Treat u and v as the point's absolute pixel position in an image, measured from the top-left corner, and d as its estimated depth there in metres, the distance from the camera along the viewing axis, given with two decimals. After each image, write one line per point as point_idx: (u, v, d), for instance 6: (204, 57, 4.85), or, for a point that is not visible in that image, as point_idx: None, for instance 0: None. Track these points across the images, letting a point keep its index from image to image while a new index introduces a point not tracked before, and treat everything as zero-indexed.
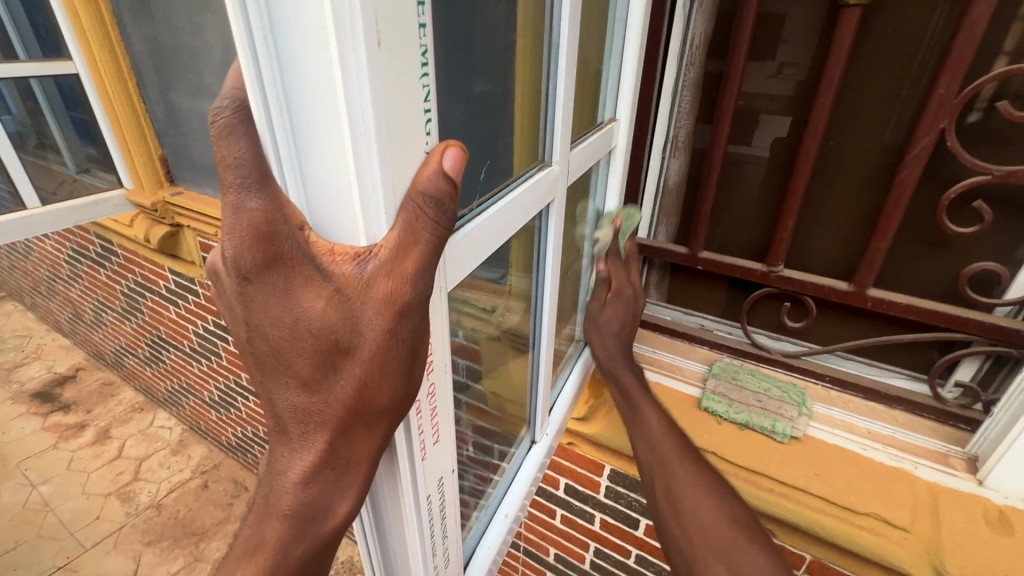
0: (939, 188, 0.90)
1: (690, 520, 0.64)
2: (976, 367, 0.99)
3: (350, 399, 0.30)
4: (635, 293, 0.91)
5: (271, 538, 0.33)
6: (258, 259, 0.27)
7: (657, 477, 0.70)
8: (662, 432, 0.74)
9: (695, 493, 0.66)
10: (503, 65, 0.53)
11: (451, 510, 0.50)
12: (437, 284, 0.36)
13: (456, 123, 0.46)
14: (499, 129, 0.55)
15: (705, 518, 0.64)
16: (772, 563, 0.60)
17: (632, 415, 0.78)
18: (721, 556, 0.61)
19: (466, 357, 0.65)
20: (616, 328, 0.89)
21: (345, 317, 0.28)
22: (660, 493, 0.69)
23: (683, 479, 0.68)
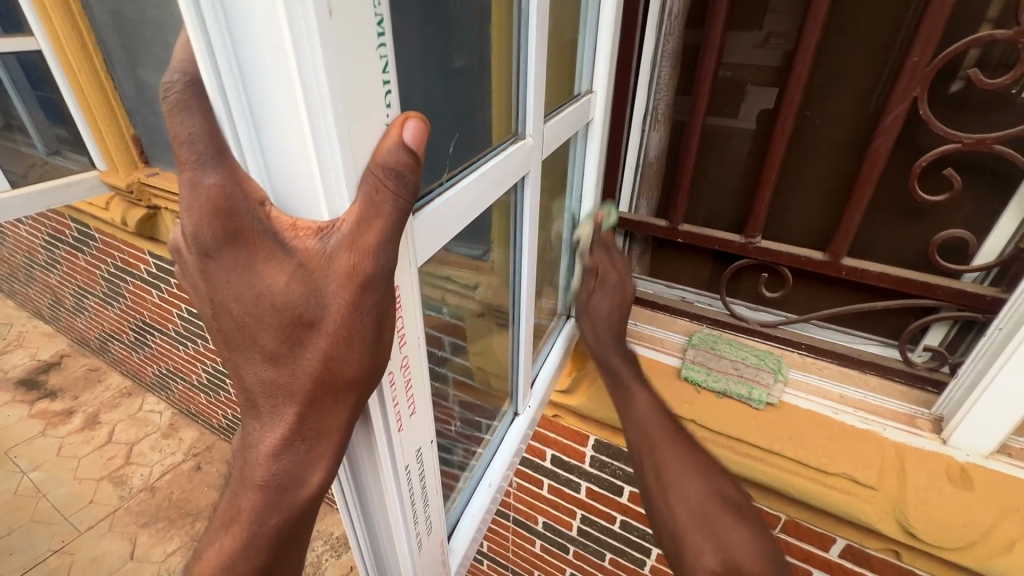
0: (913, 157, 0.92)
1: (678, 498, 0.66)
2: (944, 332, 1.03)
3: (317, 371, 0.30)
4: (621, 278, 0.92)
5: (245, 509, 0.33)
6: (217, 234, 0.27)
7: (644, 458, 0.70)
8: (648, 407, 0.75)
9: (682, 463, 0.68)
10: (477, 33, 0.53)
11: (432, 479, 0.51)
12: (404, 255, 0.36)
13: (429, 96, 0.46)
14: (475, 102, 0.55)
15: (693, 495, 0.66)
16: (755, 542, 0.63)
17: (621, 399, 0.78)
18: (709, 536, 0.63)
19: (450, 332, 0.68)
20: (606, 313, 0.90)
21: (309, 290, 0.29)
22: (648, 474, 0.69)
23: (673, 458, 0.68)
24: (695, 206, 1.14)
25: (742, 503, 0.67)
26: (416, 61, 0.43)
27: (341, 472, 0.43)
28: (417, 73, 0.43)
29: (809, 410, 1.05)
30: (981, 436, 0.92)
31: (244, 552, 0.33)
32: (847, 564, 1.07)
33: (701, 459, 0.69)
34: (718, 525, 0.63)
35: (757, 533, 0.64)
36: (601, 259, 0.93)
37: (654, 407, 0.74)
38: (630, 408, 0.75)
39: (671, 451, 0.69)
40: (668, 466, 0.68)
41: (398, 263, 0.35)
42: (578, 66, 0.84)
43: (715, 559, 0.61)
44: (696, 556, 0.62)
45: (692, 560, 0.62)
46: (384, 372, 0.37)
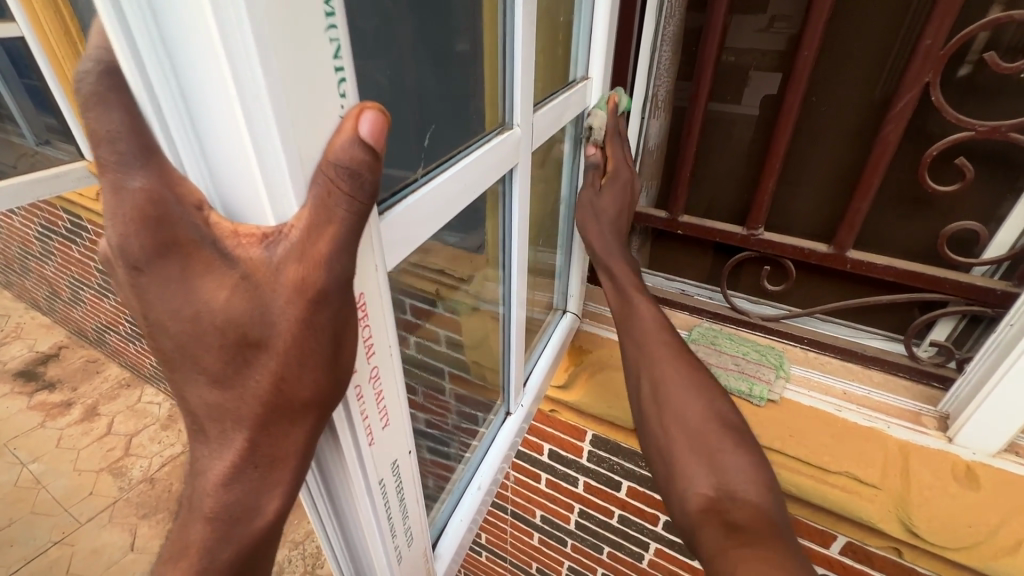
0: (923, 146, 0.88)
1: (674, 419, 0.61)
2: (951, 327, 1.00)
3: (268, 394, 0.27)
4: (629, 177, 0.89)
5: (194, 543, 0.30)
6: (148, 244, 0.24)
7: (644, 374, 0.67)
8: (653, 322, 0.71)
9: (684, 384, 0.64)
10: (471, 15, 0.51)
11: (412, 490, 0.48)
12: (366, 261, 0.32)
13: (423, 83, 0.47)
14: (461, 86, 0.53)
15: (690, 416, 0.61)
16: (755, 470, 0.55)
17: (626, 314, 0.74)
18: (703, 459, 0.57)
19: (443, 327, 0.71)
20: (613, 212, 0.85)
21: (254, 306, 0.25)
22: (648, 396, 0.66)
23: (673, 377, 0.64)
24: (694, 196, 1.11)
25: (747, 431, 0.60)
26: (410, 42, 0.44)
27: (309, 488, 0.40)
28: (411, 59, 0.44)
29: (811, 407, 1.02)
30: (987, 434, 0.90)
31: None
32: (847, 561, 1.05)
33: (701, 378, 0.64)
34: (712, 447, 0.57)
35: (756, 462, 0.56)
36: (613, 151, 0.88)
37: (658, 327, 0.70)
38: (633, 321, 0.73)
39: (670, 364, 0.66)
40: (668, 382, 0.64)
41: (358, 270, 0.31)
42: (572, 49, 0.80)
43: (707, 483, 0.55)
44: (687, 479, 0.56)
45: (683, 486, 0.56)
46: (350, 385, 0.34)
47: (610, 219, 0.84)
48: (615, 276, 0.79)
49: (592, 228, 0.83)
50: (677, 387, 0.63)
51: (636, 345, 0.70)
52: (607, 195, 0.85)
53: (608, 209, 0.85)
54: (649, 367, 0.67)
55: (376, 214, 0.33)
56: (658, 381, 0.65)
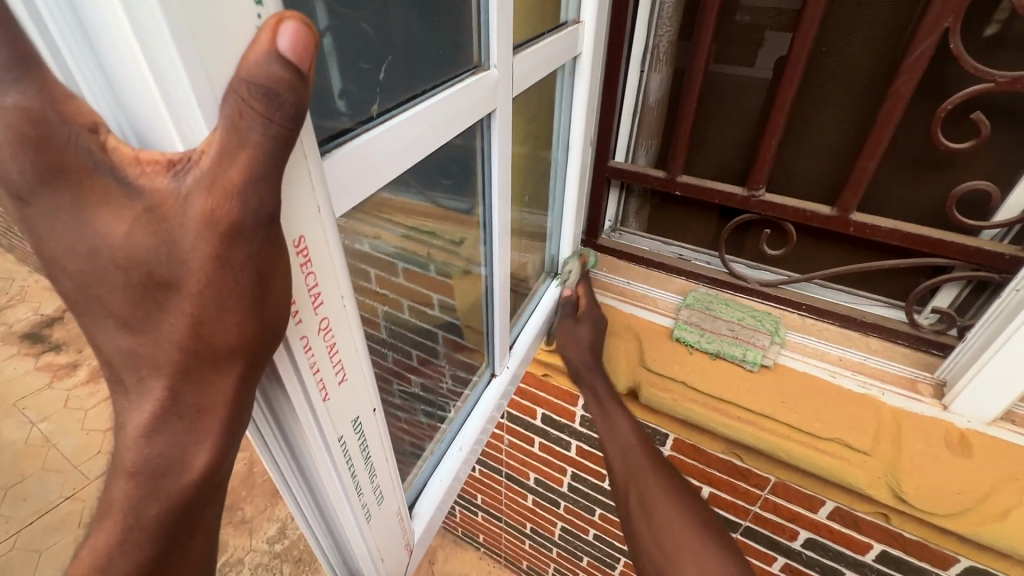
0: (936, 100, 0.83)
1: (665, 539, 0.75)
2: (956, 292, 0.96)
3: (185, 338, 0.25)
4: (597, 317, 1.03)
5: (117, 500, 0.28)
6: (29, 170, 0.21)
7: (631, 487, 0.81)
8: (630, 431, 0.88)
9: (666, 504, 0.78)
10: None
11: (380, 448, 0.47)
12: (298, 198, 0.29)
13: (409, 33, 0.46)
14: (445, 22, 0.50)
15: (676, 528, 0.75)
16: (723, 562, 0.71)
17: (609, 423, 0.90)
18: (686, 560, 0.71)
19: (439, 292, 0.79)
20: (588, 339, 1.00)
21: (160, 242, 0.23)
22: (635, 506, 0.80)
23: (661, 503, 0.78)
24: (694, 156, 1.06)
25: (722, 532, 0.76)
26: None
27: (263, 442, 0.38)
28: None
29: (803, 373, 1.00)
30: (984, 402, 0.88)
31: (123, 549, 0.28)
32: (835, 526, 1.05)
33: (684, 490, 0.80)
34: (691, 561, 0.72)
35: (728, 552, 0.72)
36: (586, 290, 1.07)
37: (640, 443, 0.86)
38: (615, 435, 0.89)
39: (651, 478, 0.81)
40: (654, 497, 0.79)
41: (285, 211, 0.28)
42: None
43: None
44: None
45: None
46: (293, 335, 0.32)
47: (588, 342, 0.99)
48: (597, 388, 0.95)
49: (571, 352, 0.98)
50: (662, 506, 0.77)
51: (621, 455, 0.85)
52: (584, 325, 1.01)
53: (585, 335, 1.00)
54: (636, 479, 0.82)
55: (317, 145, 0.30)
56: (646, 498, 0.79)
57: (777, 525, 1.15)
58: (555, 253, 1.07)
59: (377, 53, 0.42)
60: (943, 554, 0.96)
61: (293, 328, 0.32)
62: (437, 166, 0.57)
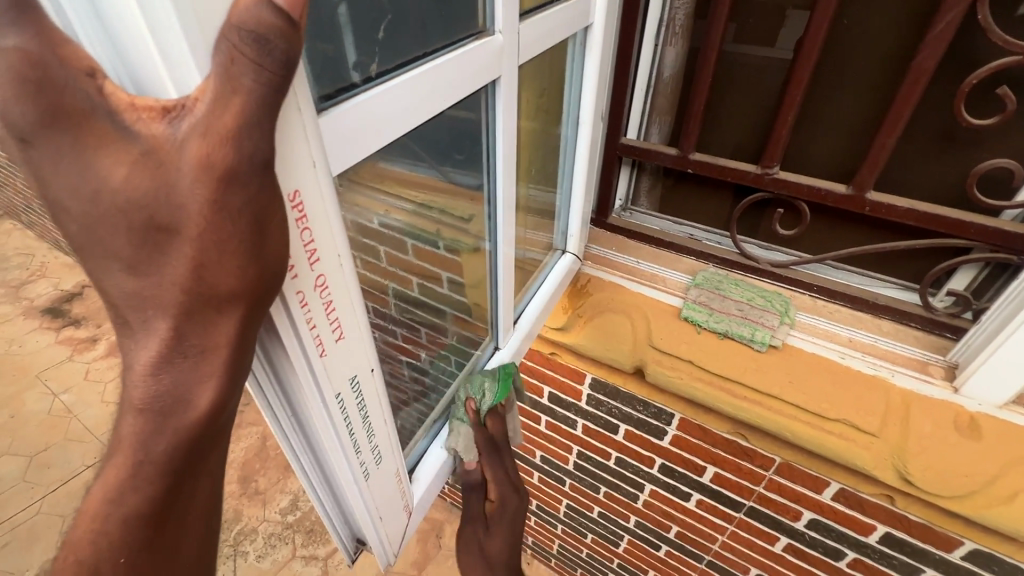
0: (959, 74, 0.80)
1: None
2: (973, 275, 0.94)
3: (187, 280, 0.26)
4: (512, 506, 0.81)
5: (127, 435, 0.29)
6: (31, 111, 0.22)
7: None
8: None
9: None
10: None
11: (378, 410, 0.48)
12: (291, 152, 0.29)
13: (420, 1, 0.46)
14: None
15: None
16: None
17: None
18: None
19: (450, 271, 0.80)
20: (501, 552, 0.81)
21: (157, 185, 0.24)
22: None
23: None
24: (707, 133, 1.04)
25: None
26: None
27: (262, 393, 0.40)
28: None
29: (812, 354, 1.00)
30: (997, 385, 0.87)
31: (133, 483, 0.29)
32: (839, 507, 1.06)
33: None
34: None
35: None
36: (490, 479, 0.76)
37: None
38: None
39: None
40: None
41: (280, 163, 0.29)
42: None
43: None
44: None
45: None
46: (289, 288, 0.33)
47: (502, 561, 0.81)
48: None
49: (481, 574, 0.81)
50: None
51: None
52: (495, 533, 0.81)
53: (495, 546, 0.81)
54: None
55: (312, 102, 0.30)
56: None
57: (781, 506, 1.15)
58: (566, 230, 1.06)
59: (377, 13, 0.41)
60: (948, 537, 0.96)
61: (289, 282, 0.32)
62: (448, 141, 0.59)
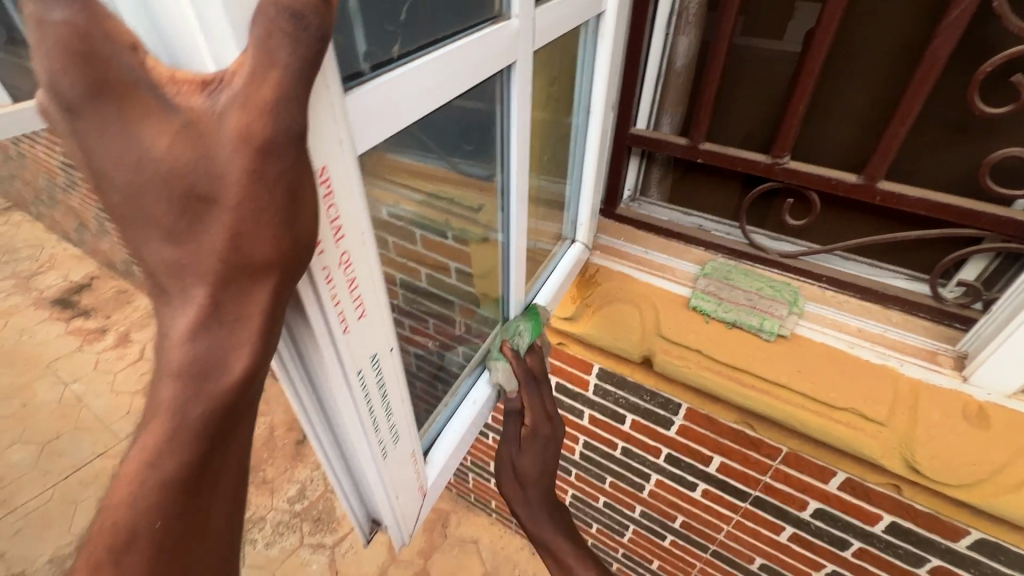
0: (971, 63, 0.80)
1: None
2: (983, 266, 0.94)
3: (225, 250, 0.26)
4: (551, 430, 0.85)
5: (165, 400, 0.30)
6: (80, 84, 0.22)
7: None
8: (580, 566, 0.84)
9: None
10: None
11: (396, 389, 0.49)
12: (319, 128, 0.29)
13: None
14: None
15: None
16: None
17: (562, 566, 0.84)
18: None
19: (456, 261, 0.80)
20: (537, 478, 0.85)
21: (198, 155, 0.24)
22: None
23: None
24: (717, 123, 1.04)
25: None
26: None
27: (285, 369, 0.41)
28: None
29: (821, 343, 1.00)
30: (1006, 374, 0.87)
31: (170, 448, 0.30)
32: (845, 496, 1.06)
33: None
34: None
35: None
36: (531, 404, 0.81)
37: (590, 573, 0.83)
38: None
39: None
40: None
41: (312, 140, 0.29)
42: None
43: None
44: None
45: None
46: (316, 265, 0.33)
47: (535, 487, 0.85)
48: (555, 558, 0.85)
49: (516, 496, 0.86)
50: None
51: None
52: (531, 456, 0.85)
53: (529, 472, 0.84)
54: None
55: (339, 79, 0.30)
56: None
57: (787, 496, 1.16)
58: (576, 219, 1.07)
59: None
60: (954, 526, 0.97)
61: (316, 258, 0.33)
62: (457, 132, 0.59)
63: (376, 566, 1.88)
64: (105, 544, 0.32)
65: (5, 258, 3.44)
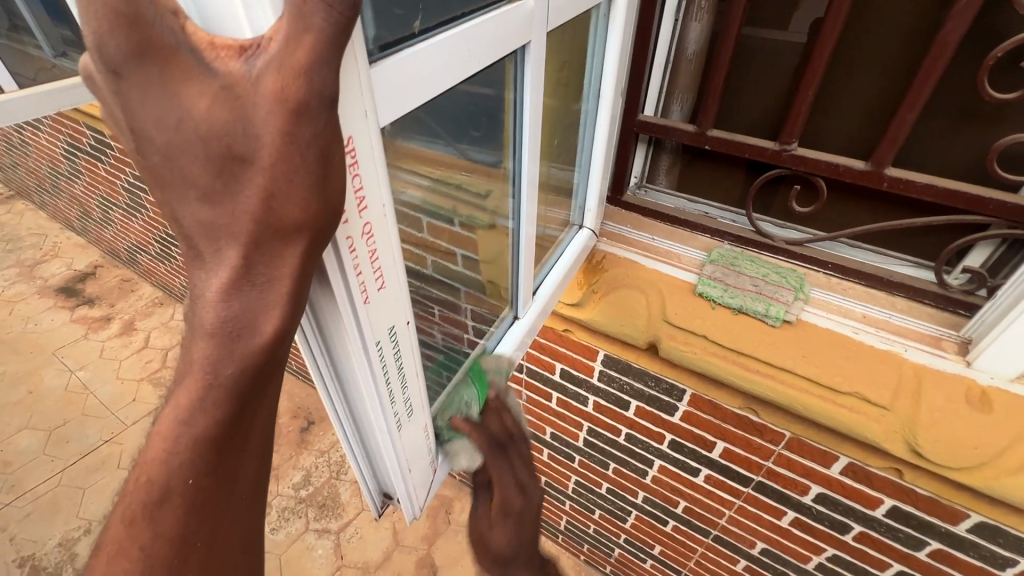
0: (980, 48, 0.80)
1: None
2: (989, 252, 0.95)
3: (259, 212, 0.28)
4: (526, 501, 0.75)
5: (198, 358, 0.32)
6: (124, 45, 0.23)
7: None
8: None
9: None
10: None
11: (411, 362, 0.50)
12: (349, 97, 0.30)
13: None
14: None
15: None
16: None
17: None
18: None
19: (461, 247, 0.76)
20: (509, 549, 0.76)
21: (235, 116, 0.25)
22: None
23: None
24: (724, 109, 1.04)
25: None
26: None
27: (306, 340, 0.42)
28: None
29: (826, 329, 1.01)
30: (1009, 359, 0.88)
31: (200, 405, 0.32)
32: (847, 481, 1.08)
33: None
34: None
35: None
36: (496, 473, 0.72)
37: None
38: None
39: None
40: None
41: (342, 109, 0.30)
42: None
43: None
44: None
45: None
46: (339, 235, 0.34)
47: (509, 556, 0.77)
48: None
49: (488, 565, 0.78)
50: None
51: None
52: (504, 524, 0.76)
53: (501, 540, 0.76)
54: None
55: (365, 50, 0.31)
56: None
57: (789, 480, 1.17)
58: (584, 204, 1.08)
59: None
60: (954, 510, 0.98)
61: (340, 228, 0.34)
62: (464, 116, 0.59)
63: (380, 550, 1.91)
64: (146, 492, 0.34)
65: (9, 247, 3.45)
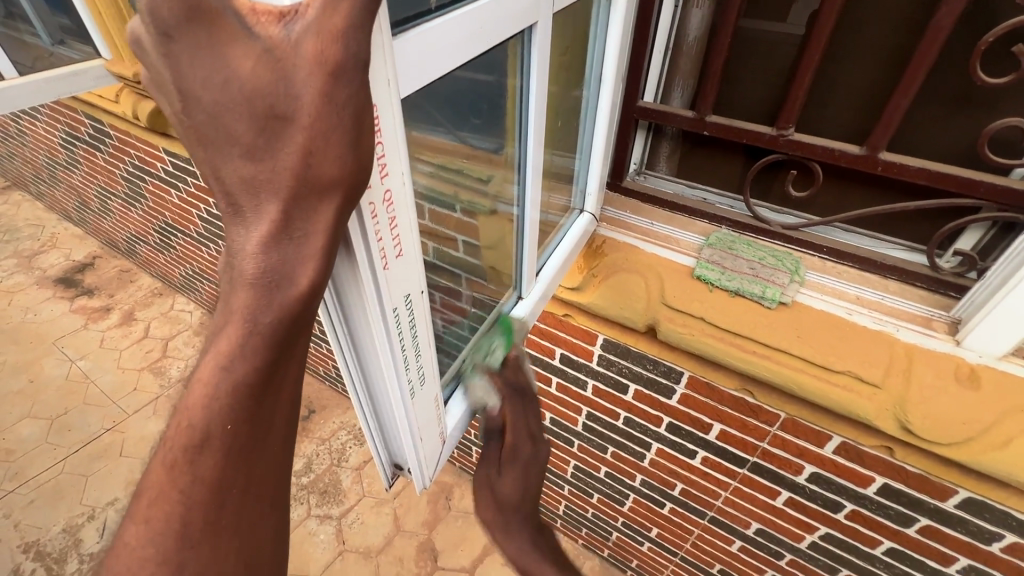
0: (973, 33, 0.82)
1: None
2: (980, 235, 0.97)
3: (297, 168, 0.29)
4: (534, 453, 0.82)
5: (240, 308, 0.34)
6: (177, 8, 0.26)
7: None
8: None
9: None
10: None
11: (424, 331, 0.52)
12: (376, 65, 0.32)
13: None
14: None
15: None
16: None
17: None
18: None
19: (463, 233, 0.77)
20: (514, 499, 0.80)
21: (277, 77, 0.27)
22: None
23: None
24: (723, 94, 1.06)
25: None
26: None
27: (327, 307, 0.44)
28: None
29: (821, 310, 1.03)
30: (997, 337, 0.90)
31: (241, 352, 0.35)
32: (840, 460, 1.11)
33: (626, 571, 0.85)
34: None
35: None
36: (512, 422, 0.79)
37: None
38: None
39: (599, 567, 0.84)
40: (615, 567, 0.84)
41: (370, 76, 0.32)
42: None
43: None
44: None
45: None
46: (363, 201, 0.36)
47: (512, 508, 0.80)
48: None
49: (490, 519, 0.80)
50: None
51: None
52: (508, 476, 0.81)
53: (507, 491, 0.80)
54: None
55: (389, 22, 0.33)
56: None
57: (783, 460, 1.20)
58: (586, 188, 1.09)
59: None
60: (943, 487, 1.01)
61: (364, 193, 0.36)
62: (465, 103, 0.60)
63: (381, 535, 1.94)
64: (186, 437, 0.37)
65: (8, 238, 3.45)
